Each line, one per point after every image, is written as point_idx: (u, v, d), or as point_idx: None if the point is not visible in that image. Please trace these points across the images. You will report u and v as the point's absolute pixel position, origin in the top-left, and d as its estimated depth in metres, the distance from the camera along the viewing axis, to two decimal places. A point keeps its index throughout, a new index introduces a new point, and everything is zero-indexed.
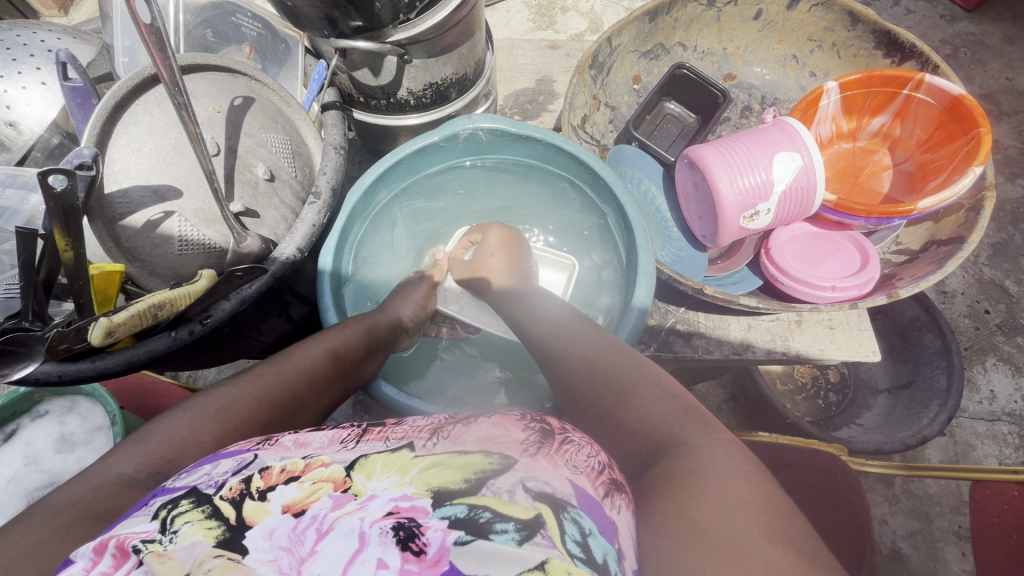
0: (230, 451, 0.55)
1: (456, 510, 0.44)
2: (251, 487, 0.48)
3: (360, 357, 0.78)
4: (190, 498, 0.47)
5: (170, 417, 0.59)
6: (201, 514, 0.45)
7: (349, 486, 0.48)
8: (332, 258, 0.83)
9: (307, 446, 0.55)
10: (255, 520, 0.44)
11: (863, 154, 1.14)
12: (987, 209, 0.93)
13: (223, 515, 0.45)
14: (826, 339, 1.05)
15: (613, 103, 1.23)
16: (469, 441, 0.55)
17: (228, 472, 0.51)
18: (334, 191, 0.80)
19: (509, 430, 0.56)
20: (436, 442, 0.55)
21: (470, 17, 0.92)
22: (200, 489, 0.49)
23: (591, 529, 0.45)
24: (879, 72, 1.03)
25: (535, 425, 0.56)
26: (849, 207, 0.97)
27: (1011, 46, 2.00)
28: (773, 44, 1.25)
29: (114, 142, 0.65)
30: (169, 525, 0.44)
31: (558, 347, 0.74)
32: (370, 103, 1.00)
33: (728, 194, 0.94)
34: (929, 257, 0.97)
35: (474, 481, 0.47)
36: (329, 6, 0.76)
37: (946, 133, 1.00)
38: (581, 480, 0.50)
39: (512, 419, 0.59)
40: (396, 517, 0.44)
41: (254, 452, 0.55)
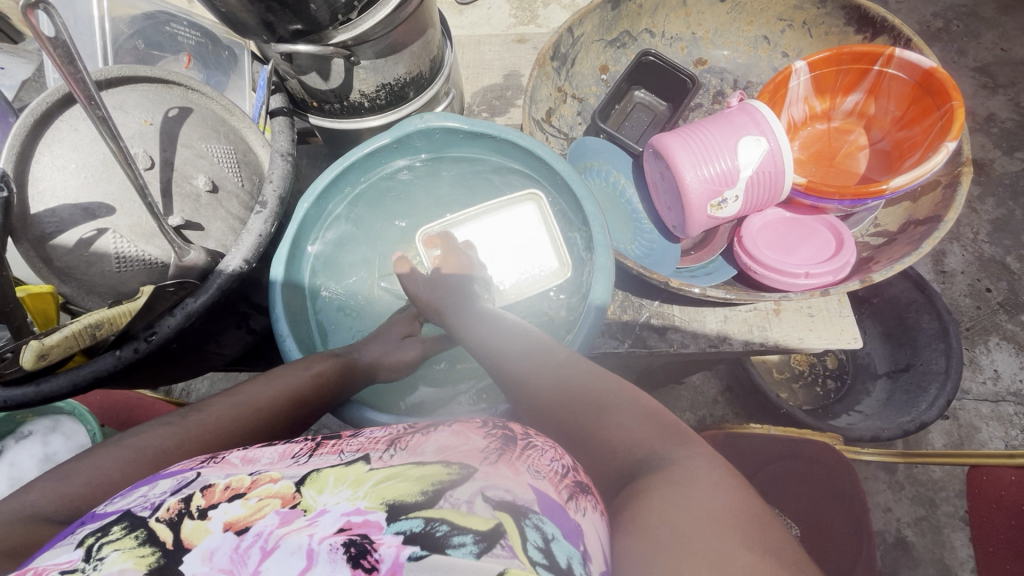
0: (171, 470, 0.52)
1: (412, 524, 0.41)
2: (190, 507, 0.45)
3: (315, 371, 0.76)
4: (123, 524, 0.44)
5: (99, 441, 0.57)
6: (133, 541, 0.42)
7: (298, 501, 0.45)
8: (284, 267, 0.82)
9: (255, 462, 0.52)
10: (194, 542, 0.42)
11: (838, 134, 1.10)
12: (964, 185, 0.89)
13: (158, 541, 0.42)
14: (805, 327, 1.02)
15: (580, 95, 1.21)
16: (428, 452, 0.52)
17: (167, 491, 0.48)
18: (281, 200, 0.78)
19: (470, 438, 0.54)
20: (394, 454, 0.52)
21: (419, 13, 0.90)
22: (135, 512, 0.45)
23: (554, 535, 0.43)
24: (848, 49, 1.00)
25: (496, 433, 0.54)
26: (820, 190, 0.93)
27: (1006, 17, 1.94)
28: (742, 25, 1.21)
29: (38, 160, 0.64)
30: (96, 552, 0.41)
31: (529, 358, 0.71)
32: (324, 107, 0.98)
33: (692, 183, 0.91)
34: (906, 238, 0.94)
35: (432, 493, 0.44)
36: (263, 11, 0.73)
37: (920, 109, 0.97)
38: (544, 486, 0.48)
39: (474, 426, 0.57)
40: (347, 534, 0.41)
41: (197, 470, 0.51)
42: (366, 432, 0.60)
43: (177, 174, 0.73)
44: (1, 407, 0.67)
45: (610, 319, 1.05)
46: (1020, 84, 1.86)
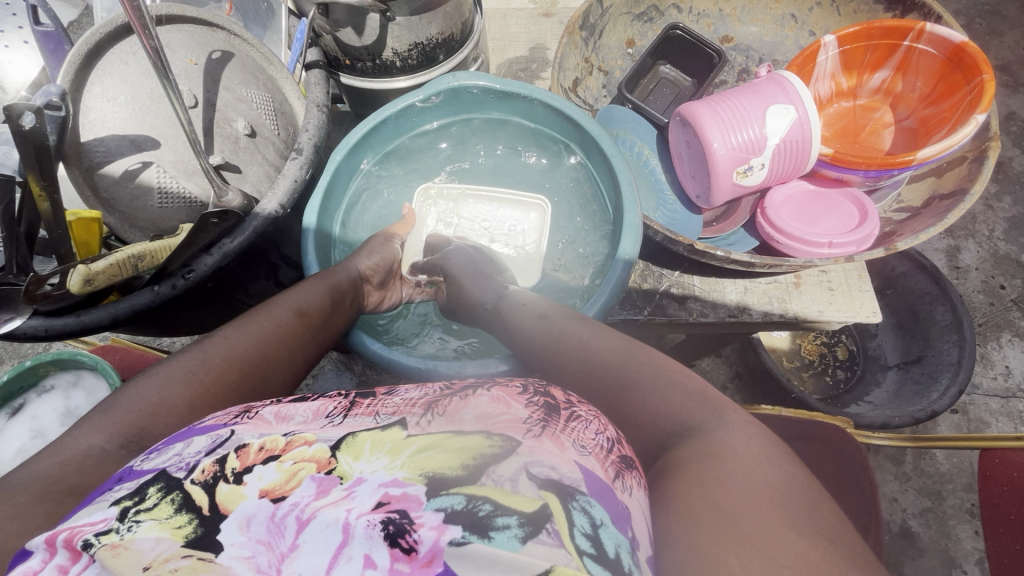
0: (205, 426, 0.52)
1: (453, 501, 0.41)
2: (225, 470, 0.45)
3: (327, 314, 0.76)
4: (158, 486, 0.44)
5: (138, 383, 0.59)
6: (169, 508, 0.42)
7: (333, 468, 0.45)
8: (317, 216, 0.83)
9: (289, 422, 0.53)
10: (230, 508, 0.42)
11: (863, 112, 1.11)
12: (991, 159, 0.89)
13: (194, 508, 0.42)
14: (825, 300, 1.03)
15: (606, 67, 1.22)
16: (466, 419, 0.53)
17: (201, 451, 0.48)
18: (316, 148, 0.79)
19: (511, 407, 0.55)
20: (431, 419, 0.53)
21: None
22: (170, 472, 0.45)
23: (602, 519, 0.43)
24: (879, 23, 1.00)
25: (538, 402, 0.55)
26: (846, 160, 0.94)
27: None
28: (770, 3, 1.22)
29: (88, 90, 0.65)
30: (132, 514, 0.41)
31: (565, 328, 0.72)
32: (356, 66, 0.99)
33: (720, 150, 0.92)
34: (930, 212, 0.94)
35: (473, 468, 0.44)
36: None
37: (948, 85, 0.97)
38: (590, 462, 0.49)
39: (514, 392, 0.58)
40: (385, 510, 0.40)
41: (230, 428, 0.52)
42: (399, 392, 0.62)
43: (219, 114, 0.74)
44: (41, 336, 0.68)
45: (631, 287, 1.05)
46: None
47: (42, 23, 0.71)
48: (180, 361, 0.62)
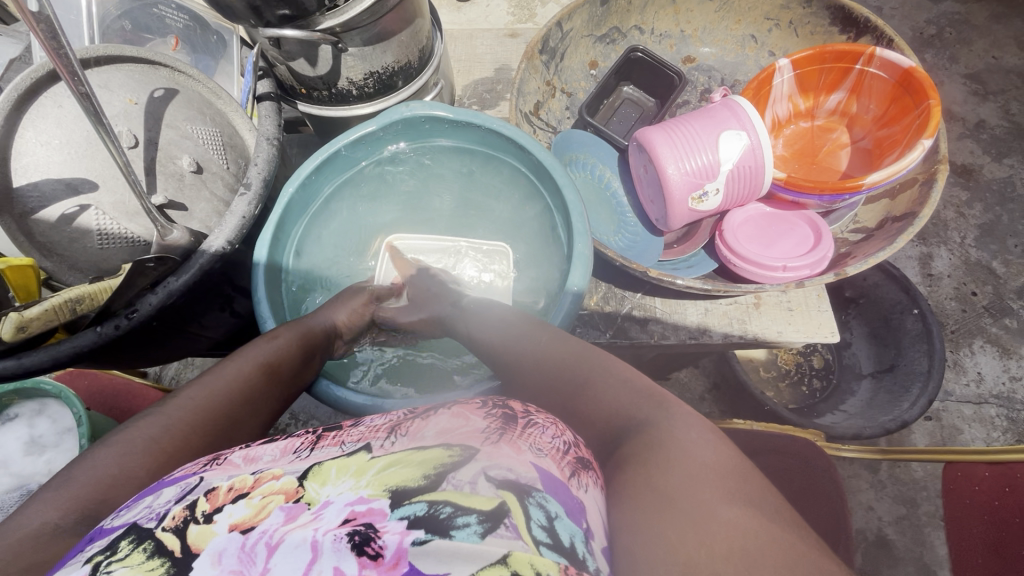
0: (174, 478, 0.51)
1: (415, 509, 0.41)
2: (196, 513, 0.44)
3: (296, 367, 0.76)
4: (130, 538, 0.43)
5: (95, 453, 0.56)
6: (141, 555, 0.41)
7: (302, 496, 0.45)
8: (268, 250, 0.83)
9: (258, 461, 0.52)
10: (201, 546, 0.41)
11: (821, 133, 1.12)
12: (940, 182, 0.91)
13: (166, 552, 0.41)
14: (783, 321, 1.04)
15: (569, 89, 1.22)
16: (427, 436, 0.53)
17: (171, 500, 0.47)
18: (265, 183, 0.79)
19: (470, 420, 0.55)
20: (395, 441, 0.53)
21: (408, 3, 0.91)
22: (141, 524, 0.44)
23: (558, 513, 0.43)
24: (831, 47, 1.01)
25: (496, 413, 0.55)
26: (799, 185, 0.95)
27: (998, 25, 1.96)
28: (731, 24, 1.23)
29: (21, 135, 0.65)
30: (103, 565, 0.40)
31: (525, 332, 0.73)
32: (312, 95, 0.99)
33: (674, 176, 0.92)
34: (883, 234, 0.95)
35: (434, 477, 0.45)
36: None
37: (899, 108, 0.98)
38: (546, 463, 0.49)
39: (473, 408, 0.58)
40: (352, 524, 0.41)
41: (200, 475, 0.51)
42: (365, 422, 0.61)
43: (162, 153, 0.74)
44: None
45: (592, 310, 1.06)
46: (1010, 92, 1.88)
47: None
48: (142, 425, 0.60)
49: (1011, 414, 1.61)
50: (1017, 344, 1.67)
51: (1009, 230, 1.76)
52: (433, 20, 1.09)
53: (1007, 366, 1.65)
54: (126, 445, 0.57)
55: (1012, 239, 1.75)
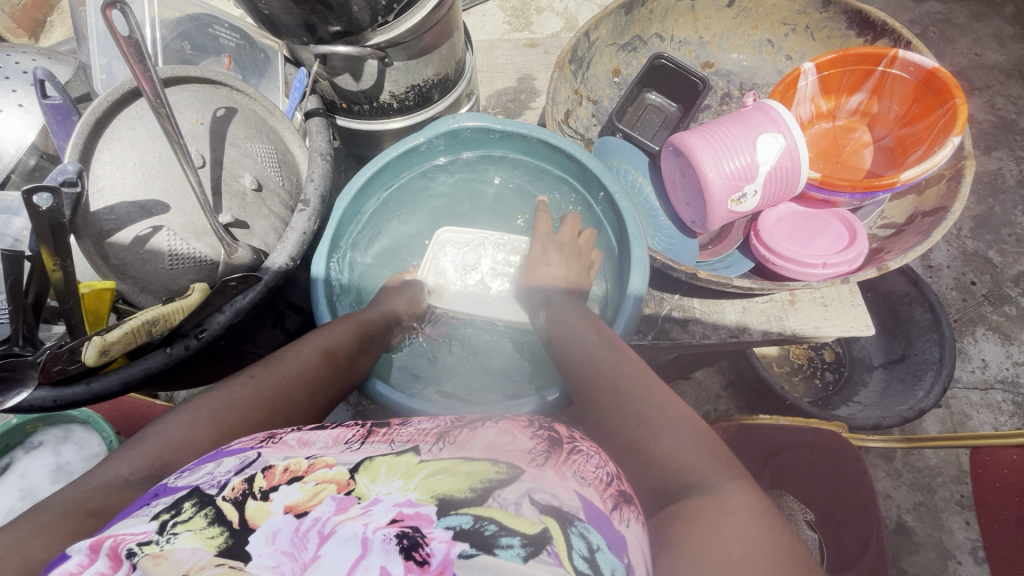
0: (234, 448, 0.54)
1: (461, 520, 0.42)
2: (254, 487, 0.47)
3: (353, 354, 0.78)
4: (193, 501, 0.45)
5: (165, 421, 0.58)
6: (203, 520, 0.43)
7: (353, 489, 0.46)
8: (325, 265, 0.83)
9: (311, 446, 0.54)
10: (257, 522, 0.43)
11: (843, 132, 1.16)
12: (967, 177, 0.95)
13: (226, 522, 0.43)
14: (820, 316, 1.06)
15: (594, 97, 1.25)
16: (476, 448, 0.53)
17: (231, 471, 0.50)
18: (322, 198, 0.79)
19: (516, 438, 0.55)
20: (442, 447, 0.54)
21: (448, 17, 0.93)
22: (204, 489, 0.47)
23: (599, 544, 0.44)
24: (854, 51, 1.05)
25: (543, 435, 0.56)
26: (833, 183, 0.98)
27: (979, 23, 2.04)
28: (747, 30, 1.27)
29: (97, 159, 0.65)
30: (169, 526, 0.43)
31: (586, 357, 0.72)
32: (353, 109, 1.00)
33: (714, 179, 0.95)
34: (914, 229, 0.99)
35: (481, 491, 0.45)
36: (307, 12, 0.75)
37: (922, 107, 1.02)
38: (589, 492, 0.49)
39: (520, 426, 0.59)
40: (400, 525, 0.41)
41: (257, 451, 0.53)
42: (413, 423, 0.62)
43: (227, 172, 0.74)
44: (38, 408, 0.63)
45: None
46: (994, 87, 1.96)
47: (50, 96, 0.70)
48: (206, 399, 0.61)
49: (1016, 398, 1.66)
50: (1018, 330, 1.73)
51: (1003, 220, 1.82)
52: (464, 33, 1.10)
53: (1009, 352, 1.70)
54: (203, 431, 0.58)
55: (1006, 229, 1.81)
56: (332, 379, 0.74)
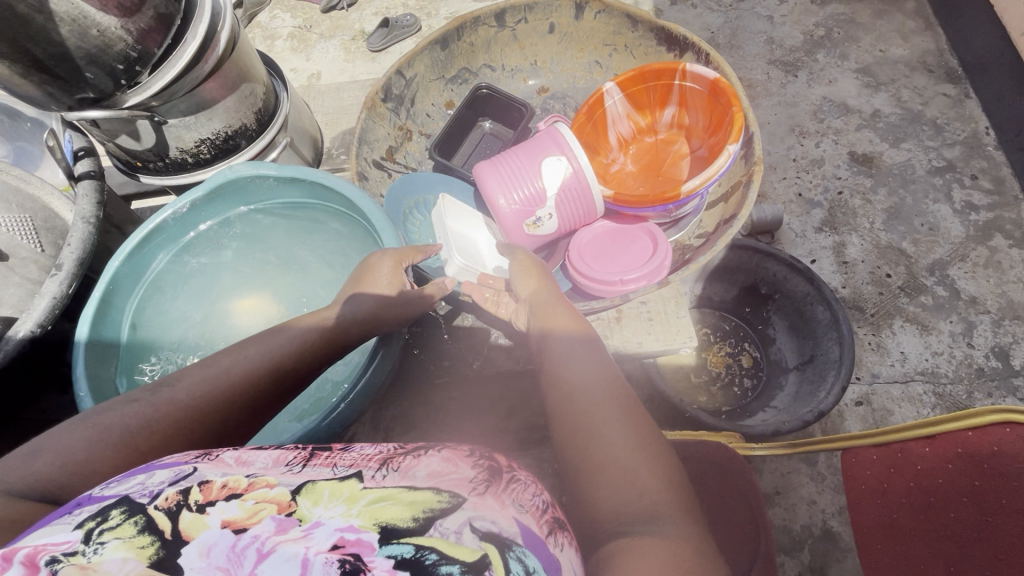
0: (167, 460, 0.48)
1: (403, 549, 0.39)
2: (189, 499, 0.41)
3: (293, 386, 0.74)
4: (121, 508, 0.40)
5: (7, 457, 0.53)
6: (132, 529, 0.39)
7: (293, 510, 0.42)
8: (90, 326, 0.82)
9: (251, 462, 0.48)
10: (191, 535, 0.39)
11: (664, 145, 1.17)
12: (755, 182, 0.95)
13: (157, 531, 0.39)
14: (644, 331, 1.05)
15: (426, 131, 1.26)
16: (420, 475, 0.49)
17: (165, 481, 0.44)
18: (80, 262, 0.79)
19: (459, 466, 0.51)
20: (386, 473, 0.48)
21: (229, 69, 0.94)
22: (134, 498, 0.42)
23: (535, 568, 0.42)
24: (648, 67, 1.06)
25: (483, 461, 0.52)
26: (627, 201, 0.99)
27: (882, 20, 1.84)
28: (575, 53, 1.29)
29: None
30: (96, 535, 0.38)
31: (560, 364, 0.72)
32: (149, 166, 1.01)
33: (505, 208, 0.96)
34: (714, 238, 0.99)
35: (424, 521, 0.42)
36: (43, 85, 0.77)
37: (717, 116, 1.03)
38: (526, 518, 0.47)
39: (461, 452, 0.55)
40: (342, 551, 0.38)
41: (194, 464, 0.47)
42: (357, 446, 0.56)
43: None
44: None
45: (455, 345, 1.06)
46: (901, 81, 1.75)
47: None
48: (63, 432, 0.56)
49: (939, 390, 1.42)
50: (936, 320, 1.50)
51: (917, 211, 1.60)
52: (277, 78, 1.12)
53: (928, 342, 1.47)
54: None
55: (920, 219, 1.59)
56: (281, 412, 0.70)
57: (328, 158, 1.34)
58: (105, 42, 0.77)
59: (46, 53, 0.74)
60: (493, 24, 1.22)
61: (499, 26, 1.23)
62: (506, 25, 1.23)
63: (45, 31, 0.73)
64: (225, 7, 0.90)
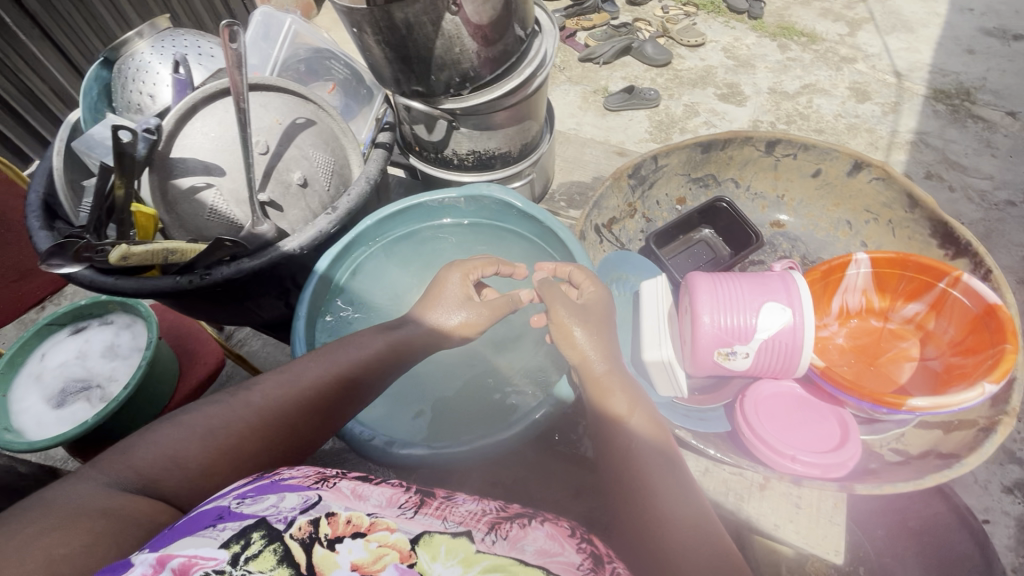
0: (288, 483, 0.52)
1: None
2: (319, 532, 0.45)
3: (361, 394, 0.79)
4: (261, 531, 0.44)
5: (131, 443, 0.61)
6: (272, 557, 0.42)
7: (415, 563, 0.45)
8: (327, 262, 0.97)
9: (368, 498, 0.52)
10: (322, 570, 0.42)
11: (889, 337, 1.07)
12: (998, 434, 0.82)
13: (294, 562, 0.42)
14: (785, 516, 0.95)
15: (649, 215, 1.29)
16: (527, 550, 0.51)
17: (295, 507, 0.48)
18: (349, 212, 0.93)
19: (565, 549, 0.53)
20: (495, 540, 0.51)
21: (524, 107, 1.07)
22: (271, 522, 0.45)
23: None
24: (914, 257, 0.98)
25: (589, 550, 0.53)
26: (836, 379, 0.91)
27: None
28: (829, 205, 1.24)
29: (190, 123, 0.87)
30: (241, 560, 0.41)
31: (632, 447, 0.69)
32: (422, 152, 1.17)
33: (706, 327, 0.93)
34: (917, 465, 0.87)
35: None
36: (395, 70, 0.94)
37: (978, 340, 0.91)
38: None
39: (564, 533, 0.57)
40: None
41: (316, 492, 0.51)
42: (457, 499, 0.59)
43: (282, 163, 0.91)
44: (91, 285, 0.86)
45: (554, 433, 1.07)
46: None
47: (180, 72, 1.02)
48: (169, 428, 0.62)
49: None
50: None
51: None
52: (549, 121, 1.24)
53: None
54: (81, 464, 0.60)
55: None
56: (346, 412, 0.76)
57: (549, 198, 1.43)
58: (457, 59, 0.91)
59: (419, 51, 0.89)
60: (760, 149, 1.22)
61: (766, 152, 1.22)
62: (773, 154, 1.22)
63: (422, 38, 0.87)
64: (550, 58, 1.02)
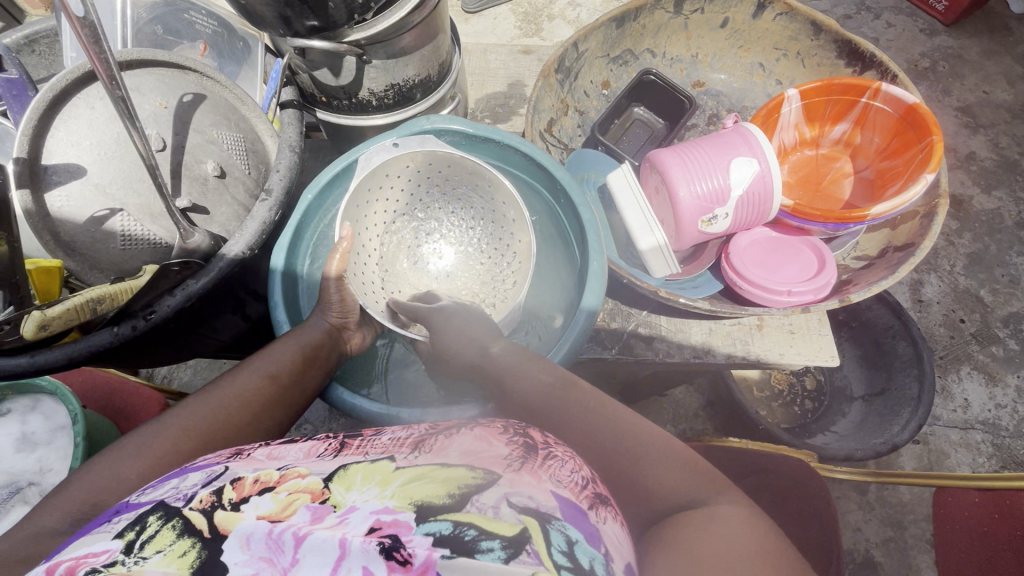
0: (199, 465, 0.60)
1: (441, 527, 0.47)
2: (223, 499, 0.52)
3: (295, 372, 0.89)
4: (158, 515, 0.51)
5: (92, 468, 0.68)
6: (171, 534, 0.48)
7: (326, 498, 0.52)
8: (281, 256, 1.07)
9: (282, 458, 0.61)
10: (228, 528, 0.49)
11: (826, 161, 1.27)
12: (939, 215, 1.01)
13: (195, 533, 0.48)
14: (785, 343, 1.09)
15: (581, 108, 1.38)
16: (452, 454, 0.60)
17: (197, 484, 0.56)
18: (285, 189, 0.93)
19: (492, 444, 0.62)
20: (418, 455, 0.61)
21: (428, 24, 1.16)
22: (170, 502, 0.53)
23: (577, 538, 0.50)
24: (837, 81, 1.16)
25: (518, 440, 0.63)
26: (805, 213, 1.02)
27: (970, 70, 2.14)
28: (740, 52, 1.43)
29: (54, 135, 0.87)
30: (136, 547, 0.47)
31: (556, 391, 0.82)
32: (332, 103, 1.27)
33: (684, 198, 0.99)
34: (884, 262, 1.06)
35: (458, 497, 0.51)
36: (284, 7, 0.93)
37: (902, 141, 1.13)
38: (565, 492, 0.56)
39: (496, 432, 0.66)
40: (378, 533, 0.46)
41: (224, 466, 0.60)
42: (387, 433, 0.70)
43: (189, 157, 0.93)
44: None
45: (600, 326, 1.13)
46: (999, 125, 2.06)
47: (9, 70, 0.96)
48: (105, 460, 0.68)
49: (995, 440, 1.71)
50: (1004, 371, 1.78)
51: (996, 260, 1.89)
52: (453, 39, 1.37)
53: (992, 393, 1.76)
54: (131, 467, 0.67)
55: (999, 269, 1.88)
56: (282, 391, 0.86)
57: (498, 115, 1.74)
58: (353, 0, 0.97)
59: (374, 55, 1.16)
60: (670, 11, 1.34)
61: (675, 13, 1.35)
62: (682, 13, 1.36)
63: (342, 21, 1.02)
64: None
